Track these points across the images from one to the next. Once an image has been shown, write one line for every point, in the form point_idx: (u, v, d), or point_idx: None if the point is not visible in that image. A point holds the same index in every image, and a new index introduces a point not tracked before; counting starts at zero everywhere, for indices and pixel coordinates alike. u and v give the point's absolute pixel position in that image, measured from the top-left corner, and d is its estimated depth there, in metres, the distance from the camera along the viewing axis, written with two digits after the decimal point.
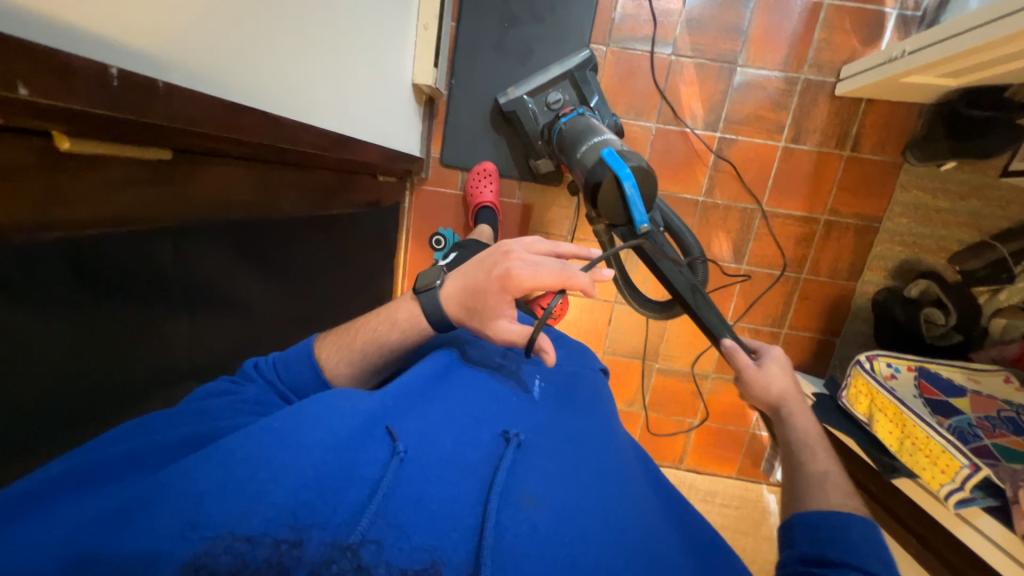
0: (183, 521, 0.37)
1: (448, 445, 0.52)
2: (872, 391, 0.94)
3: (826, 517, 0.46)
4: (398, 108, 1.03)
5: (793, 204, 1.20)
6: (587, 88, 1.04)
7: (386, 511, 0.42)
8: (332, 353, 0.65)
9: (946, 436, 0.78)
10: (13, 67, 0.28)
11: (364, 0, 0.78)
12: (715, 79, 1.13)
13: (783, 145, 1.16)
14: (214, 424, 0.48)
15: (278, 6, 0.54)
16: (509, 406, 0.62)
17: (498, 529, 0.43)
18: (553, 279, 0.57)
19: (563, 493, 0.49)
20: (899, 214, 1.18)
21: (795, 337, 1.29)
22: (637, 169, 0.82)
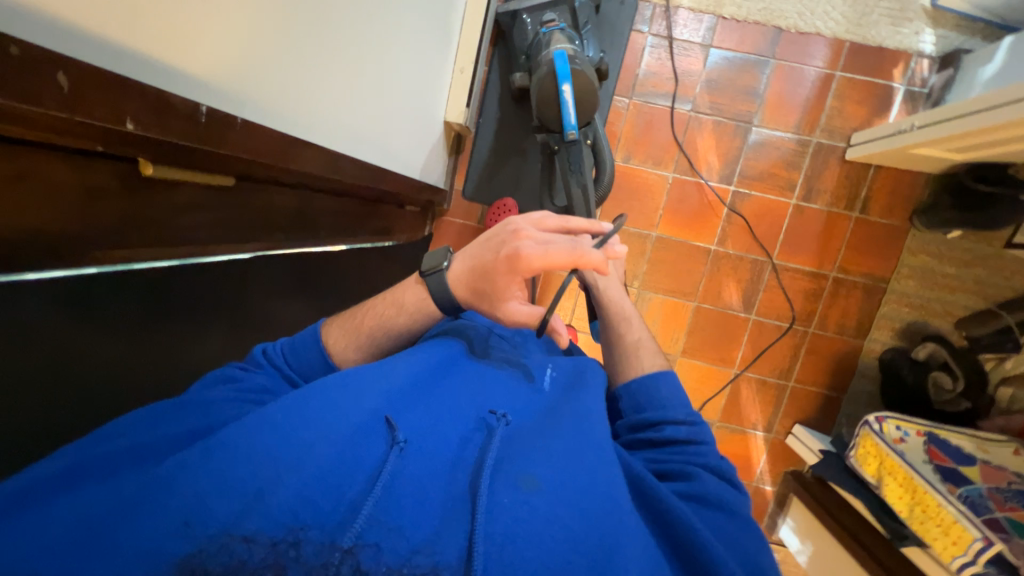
0: (177, 520, 0.38)
1: (446, 438, 0.53)
2: (882, 453, 0.94)
3: (643, 381, 0.71)
4: (429, 142, 1.08)
5: (802, 259, 1.23)
6: (581, 18, 1.05)
7: (385, 508, 0.43)
8: (340, 339, 0.65)
9: (957, 506, 0.78)
10: (122, 104, 0.31)
11: (409, 46, 0.83)
12: (731, 135, 1.19)
13: (795, 203, 1.20)
14: (212, 414, 0.50)
15: (340, 48, 0.58)
16: (509, 394, 0.64)
17: (493, 522, 0.45)
18: (564, 257, 0.58)
19: (558, 479, 0.51)
20: (905, 275, 1.20)
21: (802, 390, 1.29)
22: (579, 75, 0.93)
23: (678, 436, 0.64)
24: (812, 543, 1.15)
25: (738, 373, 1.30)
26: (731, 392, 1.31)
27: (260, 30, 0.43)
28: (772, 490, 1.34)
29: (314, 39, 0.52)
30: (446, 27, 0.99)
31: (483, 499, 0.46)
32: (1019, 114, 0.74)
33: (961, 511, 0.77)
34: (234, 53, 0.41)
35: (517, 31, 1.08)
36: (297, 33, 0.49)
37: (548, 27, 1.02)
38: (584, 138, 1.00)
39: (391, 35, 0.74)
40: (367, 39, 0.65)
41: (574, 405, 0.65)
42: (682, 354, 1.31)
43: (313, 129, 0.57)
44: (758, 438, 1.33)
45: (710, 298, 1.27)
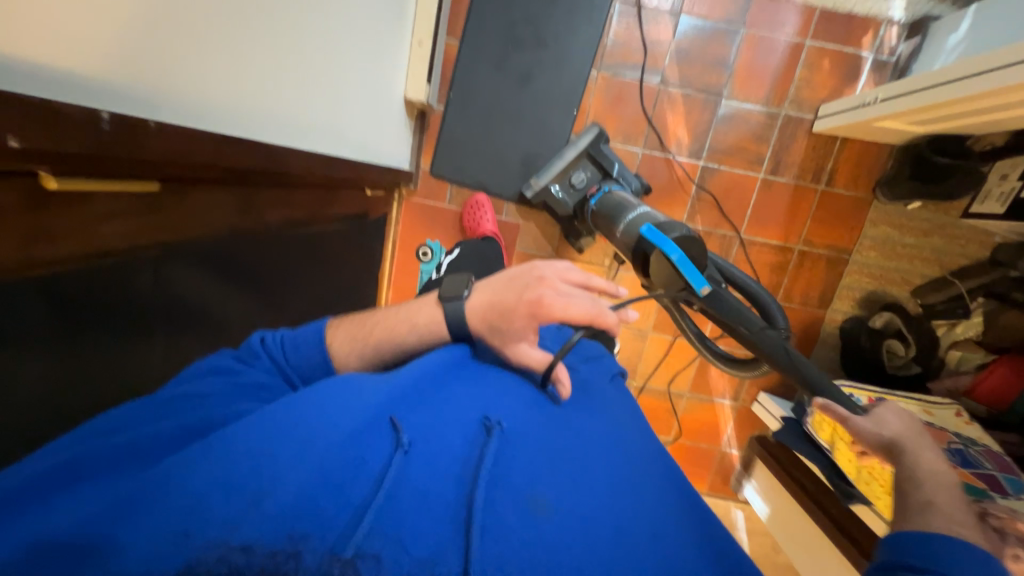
0: (177, 528, 0.34)
1: (453, 441, 0.48)
2: (837, 420, 0.99)
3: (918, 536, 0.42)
4: (387, 121, 1.04)
5: (770, 233, 1.24)
6: (606, 161, 1.09)
7: (387, 517, 0.38)
8: (344, 342, 0.62)
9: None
10: (7, 123, 0.28)
11: (360, 23, 0.78)
12: (701, 108, 1.17)
13: (763, 176, 1.21)
14: (209, 408, 0.47)
15: (278, 32, 0.55)
16: (522, 396, 0.59)
17: (503, 539, 0.39)
18: (582, 313, 0.60)
19: (574, 501, 0.45)
20: (867, 246, 1.23)
21: None
22: (682, 240, 0.79)
23: None
24: (772, 501, 1.23)
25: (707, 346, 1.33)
26: (699, 363, 1.36)
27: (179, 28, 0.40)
28: (739, 453, 1.42)
29: (245, 29, 0.49)
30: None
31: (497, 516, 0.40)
32: (981, 89, 0.74)
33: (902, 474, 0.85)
34: (151, 46, 0.38)
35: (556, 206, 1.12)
36: (222, 26, 0.45)
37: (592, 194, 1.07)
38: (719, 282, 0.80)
39: (338, 16, 0.69)
40: (309, 19, 0.61)
41: (581, 420, 0.60)
42: (653, 328, 1.34)
43: (252, 123, 0.54)
44: (725, 405, 1.39)
45: None
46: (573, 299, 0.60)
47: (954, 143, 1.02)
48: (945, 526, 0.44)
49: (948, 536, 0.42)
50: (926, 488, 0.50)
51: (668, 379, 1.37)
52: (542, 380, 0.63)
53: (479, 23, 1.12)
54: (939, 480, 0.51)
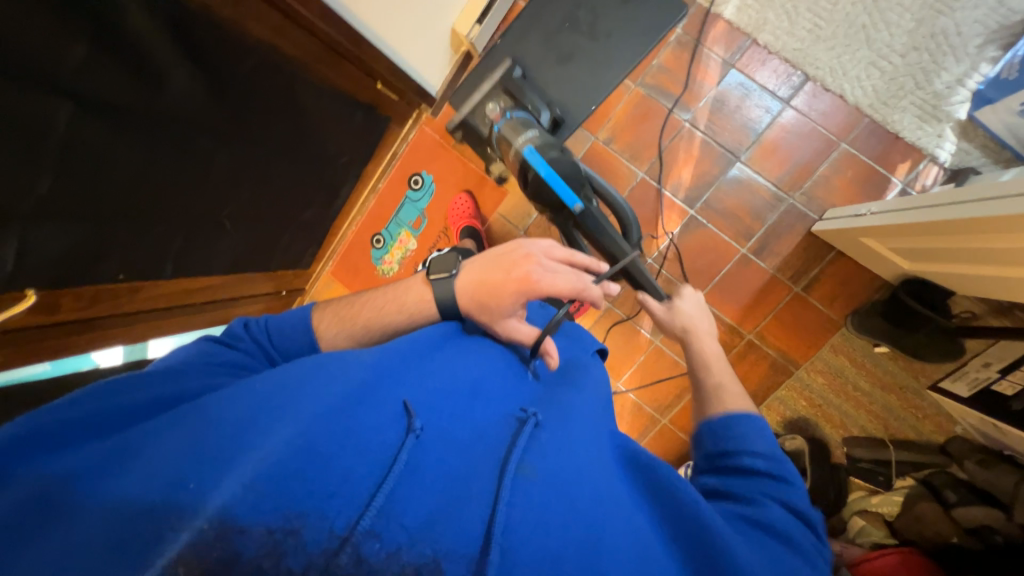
0: (159, 497, 0.38)
1: (444, 409, 0.50)
2: None
3: (717, 419, 0.62)
4: (426, 38, 1.14)
5: (726, 310, 1.19)
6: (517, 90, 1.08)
7: (397, 496, 0.41)
8: (331, 325, 0.67)
9: None
10: None
11: None
12: (713, 161, 1.16)
13: (744, 251, 1.17)
14: (176, 385, 0.50)
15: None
16: (508, 380, 0.60)
17: (512, 526, 0.42)
18: (568, 287, 0.65)
19: (561, 466, 0.49)
20: (817, 369, 1.15)
21: (671, 433, 1.27)
22: (560, 159, 0.94)
23: (758, 471, 0.55)
24: None
25: (619, 391, 1.30)
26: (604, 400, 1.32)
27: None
28: None
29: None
30: None
31: (508, 496, 0.43)
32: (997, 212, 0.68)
33: None
34: None
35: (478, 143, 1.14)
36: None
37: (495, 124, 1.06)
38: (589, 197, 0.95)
39: None
40: None
41: (569, 401, 0.63)
42: None
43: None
44: None
45: (626, 306, 1.28)
46: (563, 275, 0.65)
47: (923, 292, 0.99)
48: (736, 403, 0.64)
49: (732, 416, 0.61)
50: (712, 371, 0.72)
51: None
52: (530, 354, 0.66)
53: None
54: (717, 357, 0.75)
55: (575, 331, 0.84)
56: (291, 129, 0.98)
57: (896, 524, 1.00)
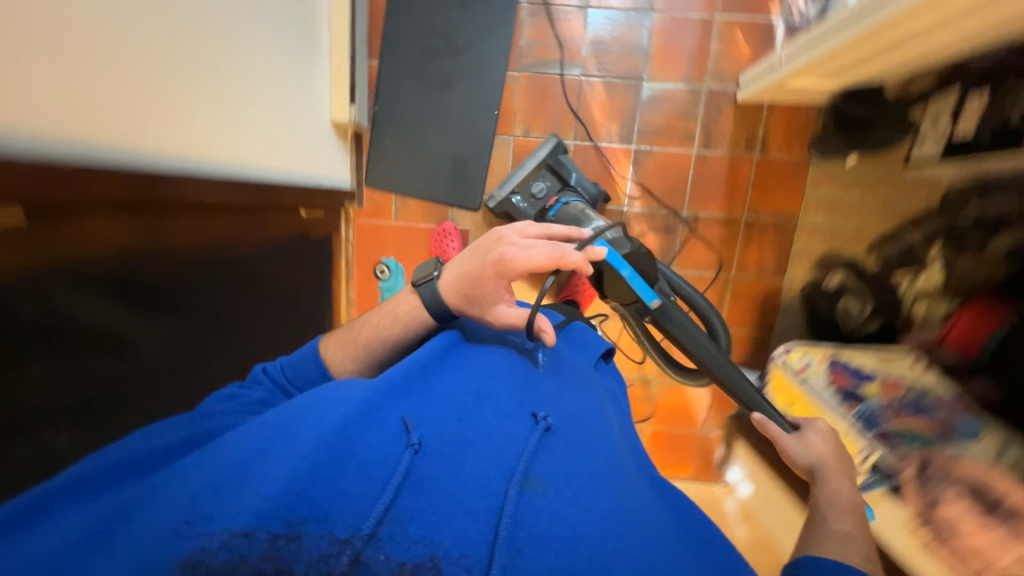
0: (179, 520, 0.41)
1: (450, 420, 0.53)
2: (789, 385, 0.98)
3: (811, 564, 0.50)
4: (318, 143, 1.10)
5: (713, 206, 1.25)
6: (565, 170, 1.12)
7: (404, 507, 0.44)
8: (337, 350, 0.70)
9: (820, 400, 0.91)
10: None
11: (267, 61, 0.87)
12: (623, 94, 1.19)
13: (696, 152, 1.21)
14: (216, 426, 0.56)
15: (157, 65, 0.60)
16: (518, 376, 0.62)
17: (517, 527, 0.44)
18: (544, 258, 0.61)
19: (565, 472, 0.51)
20: (813, 208, 1.23)
21: (731, 334, 1.33)
22: (631, 254, 0.84)
23: None
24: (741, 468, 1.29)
25: (672, 329, 1.33)
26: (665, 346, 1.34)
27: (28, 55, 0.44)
28: (717, 432, 1.41)
29: (126, 64, 0.55)
30: (308, 28, 1.01)
31: (511, 514, 0.45)
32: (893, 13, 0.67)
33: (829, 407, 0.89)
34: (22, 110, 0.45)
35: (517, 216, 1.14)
36: (96, 63, 0.52)
37: (552, 205, 1.08)
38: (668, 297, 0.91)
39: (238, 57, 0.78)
40: (200, 58, 0.68)
41: (570, 400, 0.63)
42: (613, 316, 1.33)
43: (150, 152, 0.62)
44: (696, 385, 1.37)
45: None
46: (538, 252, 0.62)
47: (868, 97, 1.07)
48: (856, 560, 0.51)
49: (836, 564, 0.49)
50: (837, 518, 0.58)
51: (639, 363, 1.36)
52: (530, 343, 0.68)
53: (398, 42, 1.18)
54: (849, 499, 0.61)
55: (580, 333, 0.83)
56: (255, 302, 0.93)
57: (951, 287, 0.87)
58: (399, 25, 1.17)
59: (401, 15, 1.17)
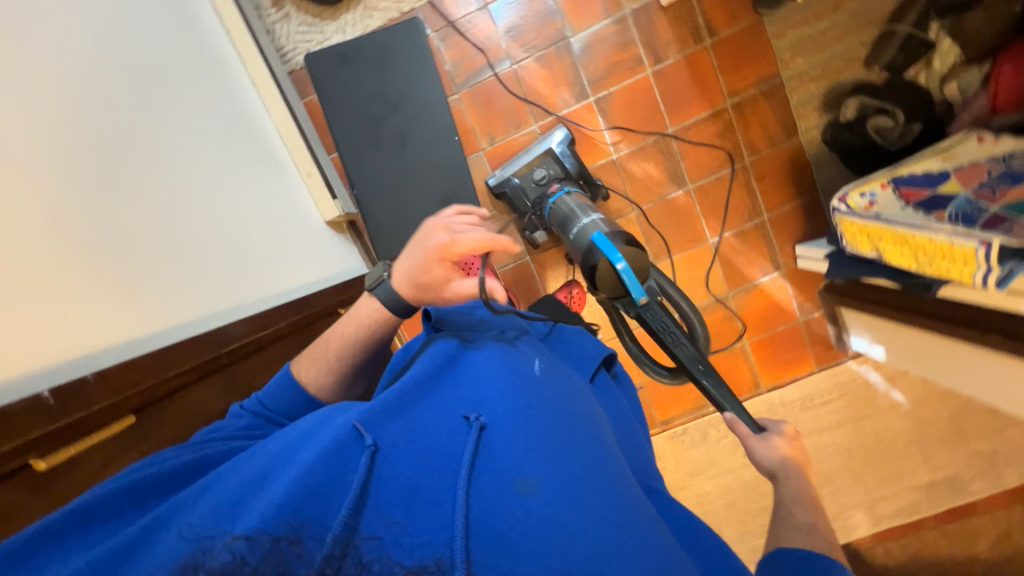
0: (193, 545, 0.40)
1: (440, 430, 0.54)
2: (864, 227, 0.90)
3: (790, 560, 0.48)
4: (326, 244, 1.15)
5: (694, 109, 1.22)
6: (566, 158, 1.12)
7: (395, 508, 0.46)
8: (309, 367, 0.68)
9: (899, 223, 0.83)
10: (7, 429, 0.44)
11: (251, 192, 0.95)
12: (559, 59, 1.21)
13: (651, 71, 1.20)
14: (210, 451, 0.53)
15: (166, 252, 0.68)
16: (507, 378, 0.63)
17: (496, 530, 0.47)
18: (476, 243, 0.59)
19: (558, 474, 0.52)
20: (790, 57, 1.18)
21: (779, 215, 1.27)
22: (628, 249, 0.81)
23: None
24: (877, 336, 1.19)
25: (720, 240, 1.28)
26: (719, 257, 1.30)
27: (53, 304, 0.52)
28: (820, 313, 1.34)
29: (146, 259, 0.64)
30: (269, 152, 1.08)
31: (487, 517, 0.47)
32: None
33: (908, 225, 0.81)
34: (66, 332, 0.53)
35: (516, 198, 1.14)
36: (119, 269, 0.60)
37: (554, 191, 1.07)
38: (656, 296, 0.85)
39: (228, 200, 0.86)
40: (195, 215, 0.77)
41: (551, 395, 0.64)
42: (658, 259, 1.30)
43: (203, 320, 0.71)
44: (774, 280, 1.31)
45: (644, 196, 1.27)
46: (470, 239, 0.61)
47: None
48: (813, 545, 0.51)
49: (811, 557, 0.48)
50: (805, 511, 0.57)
51: (707, 289, 1.31)
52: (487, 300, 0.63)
53: (343, 126, 1.22)
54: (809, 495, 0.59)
55: (571, 339, 0.85)
56: None
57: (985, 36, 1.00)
58: (338, 112, 1.22)
59: (335, 103, 1.21)
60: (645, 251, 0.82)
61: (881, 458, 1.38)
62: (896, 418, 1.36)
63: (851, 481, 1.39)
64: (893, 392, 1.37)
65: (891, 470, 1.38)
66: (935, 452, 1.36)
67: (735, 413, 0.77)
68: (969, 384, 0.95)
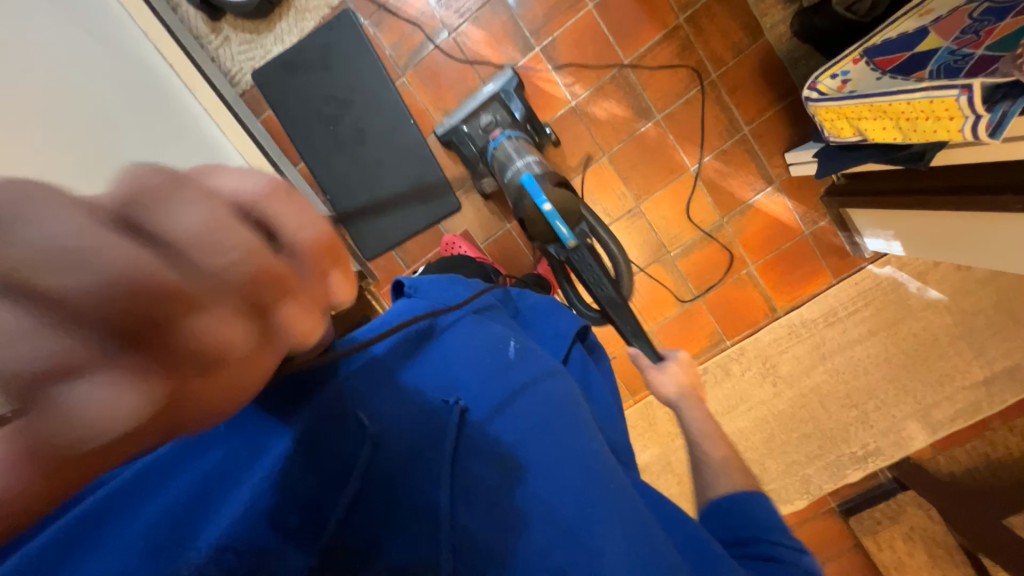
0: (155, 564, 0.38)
1: (415, 417, 0.54)
2: (840, 110, 0.83)
3: (737, 497, 0.61)
4: None
5: (646, 34, 1.15)
6: (511, 103, 1.13)
7: (380, 505, 0.48)
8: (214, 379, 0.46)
9: (871, 94, 0.75)
10: None
11: None
12: (496, 16, 1.17)
13: (592, 4, 1.15)
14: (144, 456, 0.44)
15: None
16: (485, 360, 0.61)
17: (475, 519, 0.49)
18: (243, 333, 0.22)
19: (535, 456, 0.53)
20: None
21: (761, 125, 1.19)
22: (555, 189, 0.87)
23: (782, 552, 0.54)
24: (889, 230, 1.10)
25: (701, 166, 1.22)
26: (705, 183, 1.23)
27: None
28: (828, 221, 1.25)
29: None
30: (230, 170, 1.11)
31: (465, 505, 0.50)
32: None
33: (881, 93, 0.74)
34: None
35: (460, 144, 1.16)
36: None
37: (496, 137, 1.12)
38: (585, 238, 0.90)
39: None
40: None
41: (529, 371, 0.62)
42: (641, 199, 1.25)
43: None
44: (769, 196, 1.23)
45: (612, 137, 1.22)
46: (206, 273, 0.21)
47: None
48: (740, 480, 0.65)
49: (742, 498, 0.61)
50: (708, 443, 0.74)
51: (698, 220, 1.25)
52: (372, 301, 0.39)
53: (303, 133, 1.25)
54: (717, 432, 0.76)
55: (548, 308, 0.83)
56: None
57: None
58: (295, 122, 1.24)
59: (291, 113, 1.24)
60: (572, 193, 0.88)
61: (926, 361, 1.28)
62: (934, 316, 1.26)
63: (897, 391, 1.30)
64: (928, 289, 1.25)
65: (939, 372, 1.28)
66: (987, 345, 1.25)
67: (643, 350, 0.88)
68: (995, 257, 0.87)
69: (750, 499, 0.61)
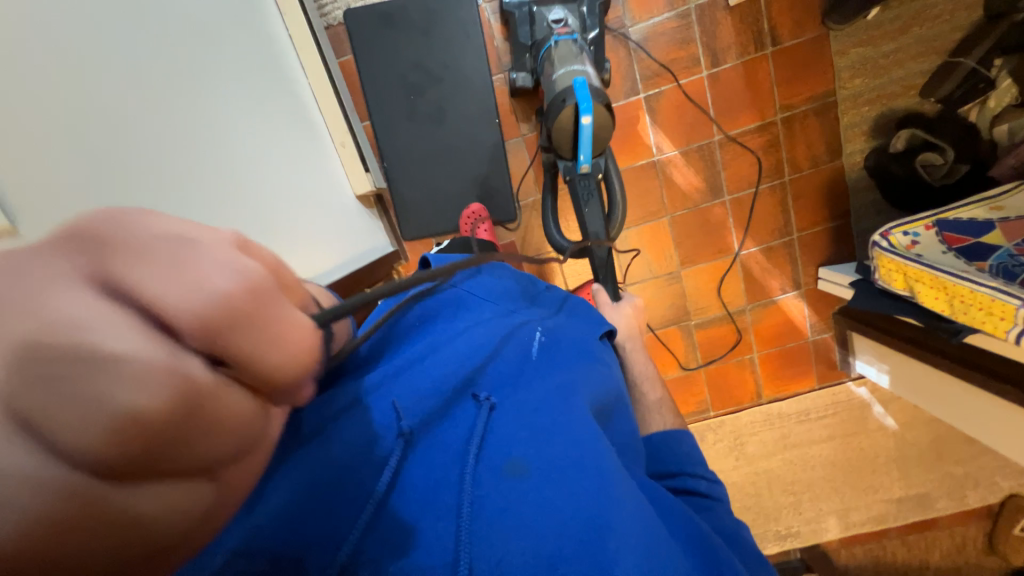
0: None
1: (434, 407, 0.47)
2: (902, 266, 0.91)
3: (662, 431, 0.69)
4: (358, 220, 1.14)
5: (743, 118, 1.19)
6: (591, 17, 1.07)
7: (393, 509, 0.39)
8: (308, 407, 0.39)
9: (943, 269, 0.83)
10: None
11: (279, 146, 0.90)
12: (614, 48, 1.16)
13: (707, 72, 1.16)
14: None
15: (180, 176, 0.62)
16: (515, 351, 0.55)
17: (482, 534, 0.37)
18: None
19: (551, 451, 0.43)
20: (849, 78, 1.16)
21: (809, 235, 1.28)
22: (599, 106, 0.88)
23: (700, 489, 0.61)
24: (882, 364, 1.24)
25: (744, 254, 1.29)
26: (743, 270, 1.31)
27: None
28: (829, 334, 1.38)
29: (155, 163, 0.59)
30: (300, 113, 1.01)
31: (470, 506, 0.39)
32: None
33: (951, 273, 0.82)
34: None
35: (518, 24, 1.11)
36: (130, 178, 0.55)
37: (558, 34, 1.05)
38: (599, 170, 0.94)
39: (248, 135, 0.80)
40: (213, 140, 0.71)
41: (561, 373, 0.56)
42: (683, 266, 1.30)
43: None
44: (791, 298, 1.34)
45: (679, 202, 1.25)
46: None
47: None
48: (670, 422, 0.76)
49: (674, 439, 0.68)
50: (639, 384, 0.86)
51: (725, 300, 1.33)
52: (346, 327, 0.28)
53: (377, 91, 1.16)
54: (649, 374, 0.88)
55: (585, 308, 0.77)
56: None
57: None
58: (374, 78, 1.15)
59: (371, 68, 1.15)
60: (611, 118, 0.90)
61: (863, 473, 1.46)
62: (881, 438, 1.44)
63: (832, 491, 1.47)
64: (885, 415, 1.44)
65: (869, 484, 1.46)
66: (912, 472, 1.45)
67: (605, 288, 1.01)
68: (971, 425, 1.00)
69: (681, 439, 0.69)
